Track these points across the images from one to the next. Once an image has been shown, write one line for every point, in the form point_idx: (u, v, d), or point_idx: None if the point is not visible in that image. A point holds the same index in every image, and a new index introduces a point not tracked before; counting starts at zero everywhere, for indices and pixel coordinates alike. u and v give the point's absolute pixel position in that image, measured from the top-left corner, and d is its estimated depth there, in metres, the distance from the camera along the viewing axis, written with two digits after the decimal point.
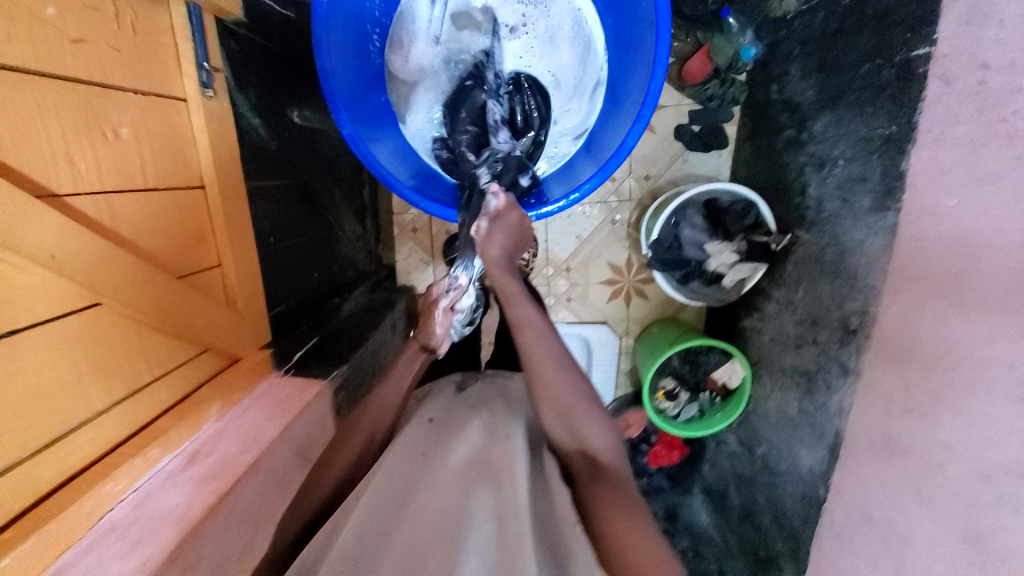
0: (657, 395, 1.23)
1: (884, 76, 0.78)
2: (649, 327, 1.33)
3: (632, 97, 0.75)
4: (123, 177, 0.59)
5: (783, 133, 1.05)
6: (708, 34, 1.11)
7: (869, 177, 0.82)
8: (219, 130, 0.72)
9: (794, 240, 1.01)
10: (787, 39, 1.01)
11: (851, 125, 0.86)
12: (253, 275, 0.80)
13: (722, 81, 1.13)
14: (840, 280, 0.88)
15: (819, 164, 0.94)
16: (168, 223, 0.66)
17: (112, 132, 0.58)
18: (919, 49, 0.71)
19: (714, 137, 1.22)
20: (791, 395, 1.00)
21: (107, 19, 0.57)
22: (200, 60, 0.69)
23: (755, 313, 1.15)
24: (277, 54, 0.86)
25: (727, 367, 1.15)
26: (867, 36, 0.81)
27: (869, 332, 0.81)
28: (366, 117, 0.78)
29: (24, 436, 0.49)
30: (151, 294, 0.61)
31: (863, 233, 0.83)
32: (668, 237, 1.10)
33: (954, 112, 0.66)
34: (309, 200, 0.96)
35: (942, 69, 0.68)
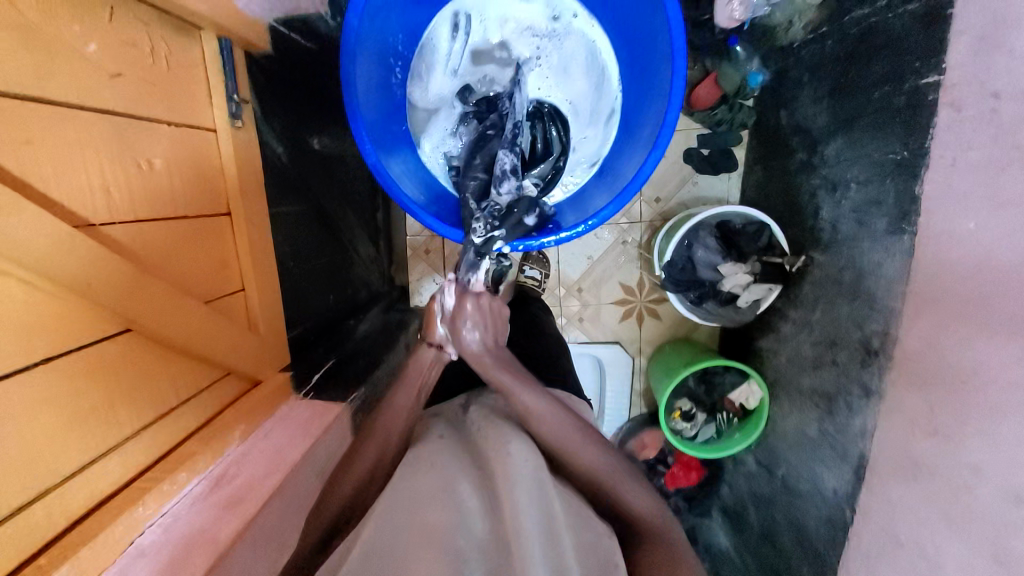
0: (673, 416, 1.21)
1: (895, 103, 0.80)
2: (662, 347, 1.33)
3: (648, 124, 0.76)
4: (155, 206, 0.61)
5: (795, 157, 1.06)
6: (716, 62, 1.13)
7: (884, 200, 0.83)
8: (247, 158, 0.74)
9: (808, 262, 1.02)
10: (796, 66, 1.03)
11: (865, 149, 0.87)
12: (274, 299, 0.81)
13: (729, 106, 1.16)
14: (858, 300, 0.88)
15: (832, 186, 0.95)
16: (196, 249, 0.67)
17: (146, 163, 0.60)
18: (929, 78, 0.73)
19: (722, 160, 1.23)
20: (811, 416, 0.99)
21: (145, 56, 0.60)
22: (230, 93, 0.71)
23: (770, 334, 1.15)
24: (304, 83, 0.89)
25: (744, 388, 1.14)
26: (877, 65, 0.83)
27: (891, 353, 0.80)
28: (389, 145, 0.81)
29: (54, 464, 0.49)
30: (180, 319, 0.62)
31: (880, 255, 0.83)
32: (681, 259, 1.10)
33: (966, 138, 0.67)
34: (327, 224, 0.97)
35: (953, 98, 0.69)
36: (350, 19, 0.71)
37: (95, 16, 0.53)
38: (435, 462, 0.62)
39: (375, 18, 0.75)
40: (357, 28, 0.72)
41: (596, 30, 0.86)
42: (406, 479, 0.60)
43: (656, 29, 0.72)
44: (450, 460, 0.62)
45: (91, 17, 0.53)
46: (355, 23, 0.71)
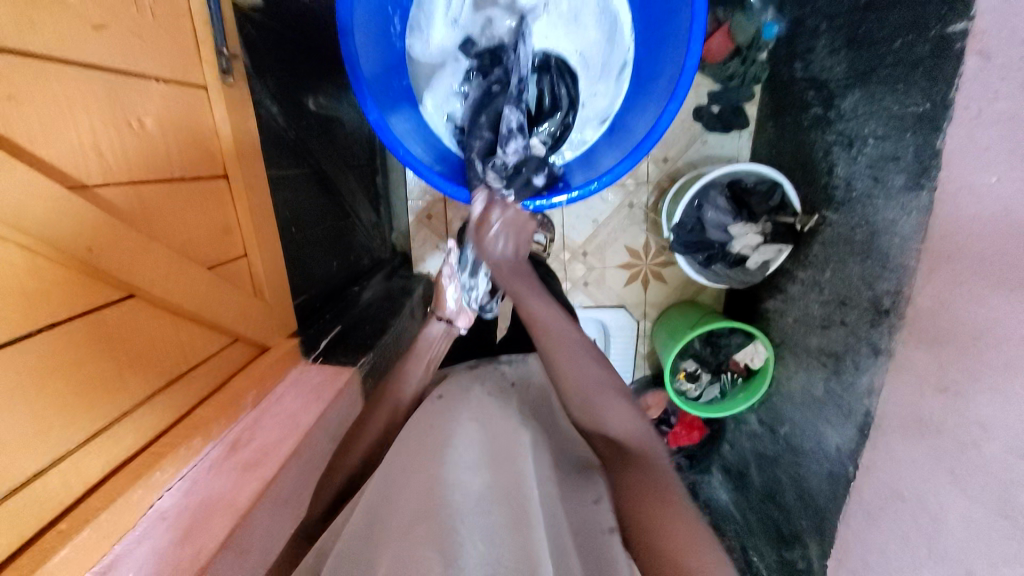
0: (677, 377, 1.23)
1: (918, 52, 0.76)
2: (668, 310, 1.33)
3: (663, 74, 0.72)
4: (150, 168, 0.59)
5: (809, 112, 1.02)
6: (728, 14, 1.09)
7: (902, 154, 0.80)
8: (240, 118, 0.71)
9: (821, 220, 0.99)
10: (813, 15, 0.97)
11: (882, 102, 0.83)
12: (278, 265, 0.80)
13: (743, 59, 1.10)
14: (870, 260, 0.87)
15: (848, 142, 0.91)
16: (196, 214, 0.65)
17: (138, 122, 0.57)
18: (956, 25, 0.69)
19: (733, 117, 1.19)
20: (817, 376, 1.00)
21: (126, 5, 0.56)
22: (219, 47, 0.67)
23: (777, 295, 1.14)
24: (298, 41, 0.84)
25: (750, 349, 1.14)
26: (898, 12, 0.78)
27: (902, 313, 0.80)
28: (391, 102, 0.77)
29: (68, 431, 0.49)
30: (182, 284, 0.61)
31: (895, 213, 0.81)
32: (691, 220, 1.07)
33: (993, 87, 0.64)
34: (328, 187, 0.95)
35: (981, 45, 0.65)
36: None
37: None
38: (434, 423, 0.63)
39: None
40: None
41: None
42: (408, 441, 0.62)
43: None
44: (450, 421, 0.63)
45: None
46: None
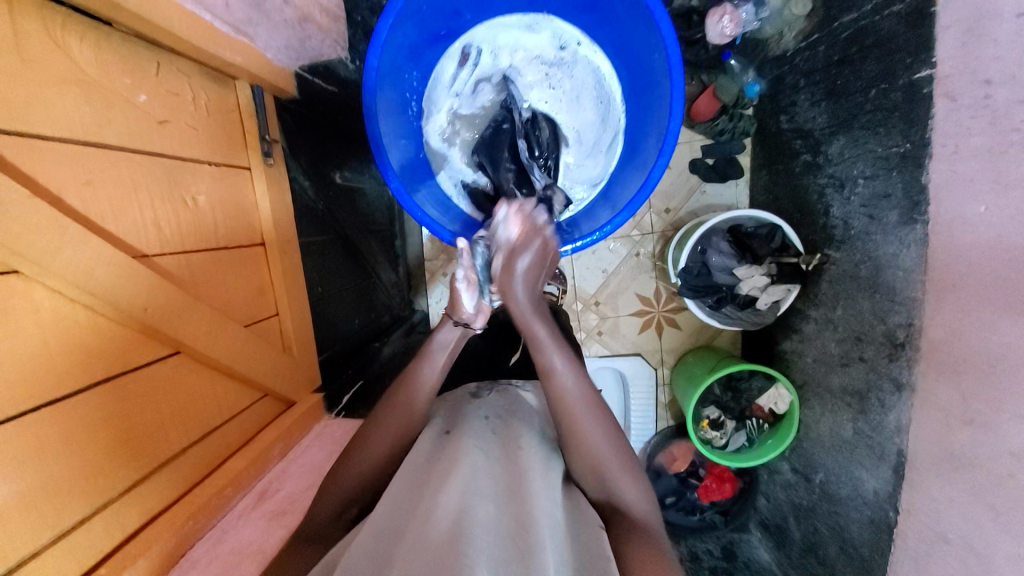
0: (701, 425, 1.20)
1: (892, 99, 0.82)
2: (684, 357, 1.33)
3: (651, 133, 0.80)
4: (200, 238, 0.65)
5: (799, 158, 1.08)
6: (713, 76, 1.17)
7: (892, 192, 0.84)
8: (277, 192, 0.80)
9: (824, 258, 1.01)
10: (791, 72, 1.07)
11: (867, 145, 0.89)
12: (306, 324, 0.85)
13: (731, 116, 1.19)
14: (880, 294, 0.88)
15: (839, 184, 0.96)
16: (235, 277, 0.72)
17: (191, 199, 0.64)
18: (923, 72, 0.76)
19: (728, 167, 1.25)
20: (844, 416, 0.97)
21: (186, 103, 0.64)
22: (262, 134, 0.77)
23: (792, 335, 1.13)
24: (323, 123, 0.95)
25: (772, 393, 1.12)
26: (871, 64, 0.86)
27: (918, 344, 0.80)
28: (408, 172, 0.84)
29: (110, 480, 0.52)
30: (221, 341, 0.66)
31: (895, 247, 0.84)
32: (696, 265, 1.10)
33: (966, 125, 0.69)
34: (353, 250, 1.03)
35: (948, 87, 0.72)
36: (370, 60, 0.75)
37: (147, 71, 0.59)
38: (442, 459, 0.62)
39: (393, 54, 0.79)
40: (377, 67, 0.76)
41: (598, 56, 0.90)
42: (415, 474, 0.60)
43: (651, 47, 0.77)
44: (456, 454, 0.62)
45: (142, 71, 0.58)
46: (375, 63, 0.75)
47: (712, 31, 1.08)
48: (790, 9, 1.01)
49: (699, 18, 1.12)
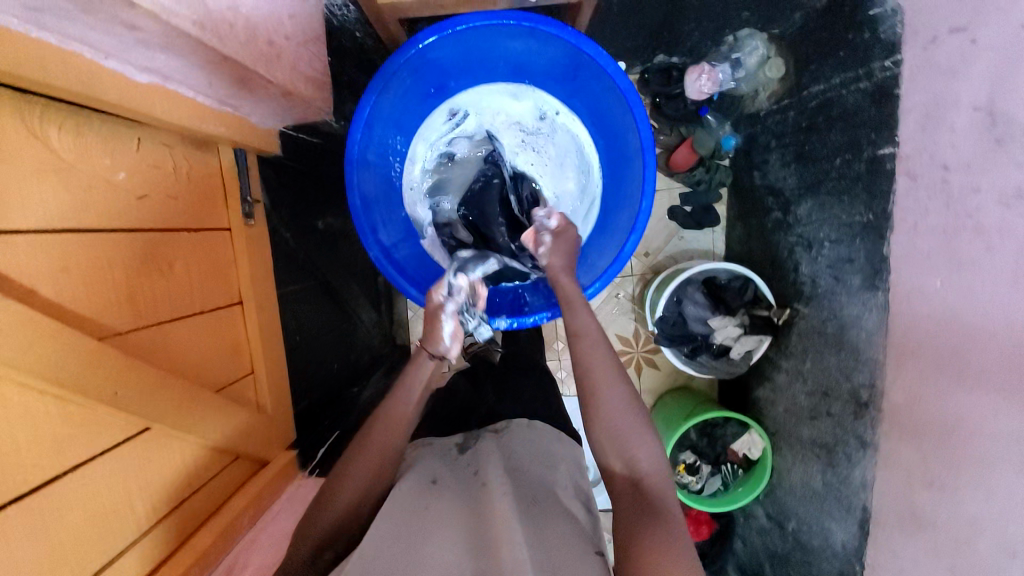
0: (678, 470, 1.20)
1: (855, 170, 0.87)
2: (663, 397, 1.35)
3: (626, 209, 0.82)
4: (176, 307, 0.65)
5: (771, 215, 1.13)
6: (691, 129, 1.22)
7: (855, 257, 0.87)
8: (257, 251, 0.80)
9: (794, 313, 1.04)
10: (763, 132, 1.14)
11: (833, 211, 0.93)
12: (281, 379, 0.85)
13: (708, 167, 1.23)
14: (844, 352, 0.91)
15: (808, 244, 1.00)
16: (209, 340, 0.71)
17: (169, 268, 0.64)
18: (885, 149, 0.80)
19: (705, 215, 1.29)
20: (813, 466, 1.00)
21: (167, 173, 0.65)
22: (243, 195, 0.77)
23: (766, 384, 1.16)
24: (302, 175, 0.94)
25: (746, 439, 1.14)
26: (836, 133, 0.91)
27: (880, 406, 0.83)
28: (393, 235, 0.86)
29: (73, 567, 0.51)
30: (192, 410, 0.65)
31: (858, 309, 0.87)
32: (672, 314, 1.13)
33: (924, 204, 0.73)
34: (332, 297, 1.03)
35: (908, 166, 0.76)
36: (353, 135, 0.76)
37: (127, 147, 0.59)
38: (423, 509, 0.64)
39: (373, 127, 0.80)
40: (359, 141, 0.77)
41: (577, 125, 0.92)
42: (397, 517, 0.62)
43: (627, 129, 0.80)
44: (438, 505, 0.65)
45: (122, 148, 0.58)
46: (357, 138, 0.77)
47: (691, 87, 1.15)
48: (765, 72, 1.08)
49: (679, 75, 1.19)
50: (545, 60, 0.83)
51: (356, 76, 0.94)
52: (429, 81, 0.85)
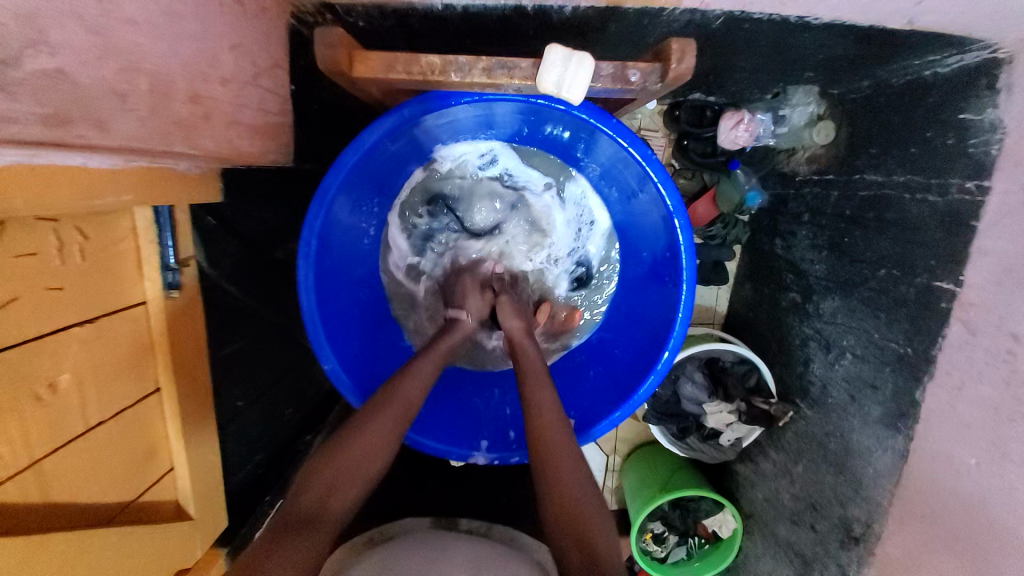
0: (643, 536, 1.15)
1: (900, 291, 0.78)
2: (640, 450, 1.25)
3: (651, 329, 0.81)
4: (60, 433, 0.50)
5: (787, 295, 1.03)
6: (715, 176, 1.10)
7: (879, 386, 0.80)
8: (185, 327, 0.64)
9: (795, 412, 0.98)
10: (795, 200, 1.03)
11: (864, 323, 0.85)
12: (213, 464, 0.71)
13: (725, 223, 1.13)
14: (843, 476, 0.85)
15: (824, 345, 0.93)
16: (112, 454, 0.57)
17: (49, 388, 0.49)
18: (943, 283, 0.71)
19: (714, 272, 1.18)
20: (784, 570, 0.97)
21: (47, 260, 0.47)
22: (166, 262, 0.60)
23: (748, 463, 1.11)
24: (266, 212, 0.77)
25: (718, 517, 1.10)
26: (885, 240, 0.82)
27: (872, 546, 0.79)
28: (340, 315, 0.78)
29: None
30: (85, 560, 0.52)
31: (869, 442, 0.81)
32: (667, 392, 1.06)
33: (978, 368, 0.65)
34: (285, 342, 0.85)
35: (968, 315, 0.67)
36: (314, 216, 0.69)
37: None
38: None
39: (345, 200, 0.73)
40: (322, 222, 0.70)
41: (596, 207, 0.89)
42: None
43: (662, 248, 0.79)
44: None
45: None
46: (320, 219, 0.70)
47: (725, 137, 1.02)
48: (811, 134, 0.97)
49: (713, 116, 1.04)
50: (578, 136, 0.78)
51: (323, 94, 0.79)
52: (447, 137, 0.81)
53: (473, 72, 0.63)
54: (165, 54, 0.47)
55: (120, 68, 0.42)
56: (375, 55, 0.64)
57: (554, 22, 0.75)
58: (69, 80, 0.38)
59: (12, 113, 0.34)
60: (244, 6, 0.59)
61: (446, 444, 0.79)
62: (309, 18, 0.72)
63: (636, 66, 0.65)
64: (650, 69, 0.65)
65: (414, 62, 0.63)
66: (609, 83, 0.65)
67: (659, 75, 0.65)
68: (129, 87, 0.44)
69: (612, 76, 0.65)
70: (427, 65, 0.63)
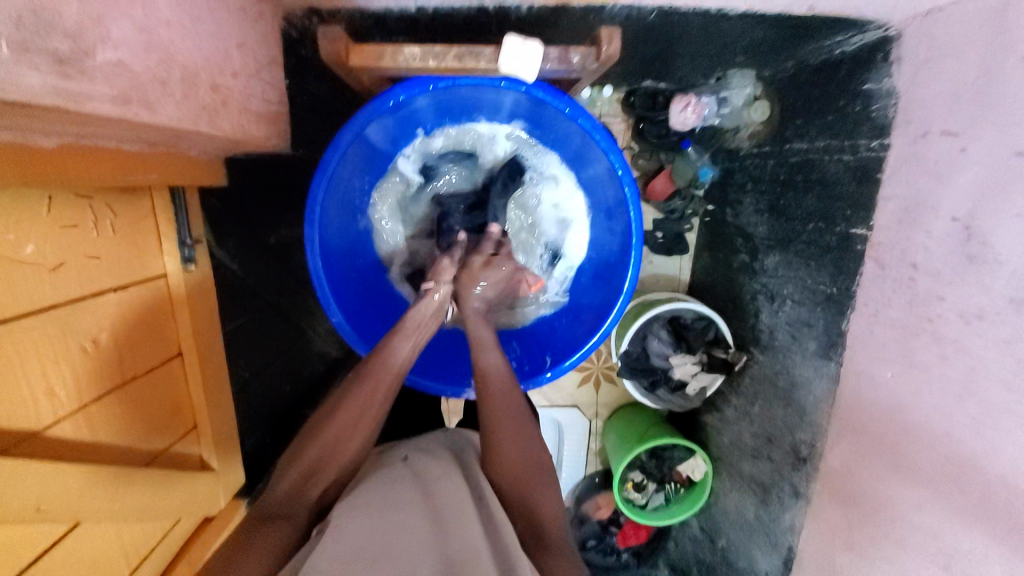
0: (625, 486, 1.24)
1: (826, 240, 0.90)
2: (618, 412, 1.36)
3: (610, 281, 0.92)
4: (102, 383, 0.58)
5: (738, 256, 1.15)
6: (671, 156, 1.21)
7: (814, 323, 0.92)
8: (199, 296, 0.72)
9: (750, 358, 1.10)
10: (741, 171, 1.15)
11: (799, 272, 0.97)
12: (229, 423, 0.80)
13: (682, 198, 1.24)
14: (791, 407, 0.97)
15: (770, 296, 1.04)
16: (145, 407, 0.65)
17: (91, 343, 0.57)
18: (858, 228, 0.83)
19: (675, 243, 1.30)
20: (748, 499, 1.08)
21: (86, 232, 0.56)
22: (182, 238, 0.69)
23: (713, 412, 1.22)
24: (265, 197, 0.86)
25: (691, 462, 1.21)
26: (811, 198, 0.94)
27: (818, 463, 0.90)
28: (343, 279, 0.87)
29: None
30: (133, 494, 0.60)
31: (810, 373, 0.93)
32: (636, 348, 1.16)
33: (888, 295, 0.77)
34: (284, 317, 0.92)
35: (877, 253, 0.80)
36: (315, 194, 0.78)
37: (34, 212, 0.49)
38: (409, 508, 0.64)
39: (342, 176, 0.82)
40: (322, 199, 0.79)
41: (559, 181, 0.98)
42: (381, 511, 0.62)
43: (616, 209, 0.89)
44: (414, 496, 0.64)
45: (29, 218, 0.49)
46: (320, 197, 0.78)
47: (676, 118, 1.12)
48: (750, 113, 1.09)
49: (665, 100, 1.14)
50: (539, 115, 0.88)
51: (312, 89, 0.88)
52: (418, 123, 0.90)
53: (447, 58, 0.75)
54: (192, 50, 0.55)
55: (162, 60, 0.50)
56: (367, 48, 0.76)
57: (513, 18, 0.87)
58: (127, 71, 0.46)
59: (89, 93, 0.42)
60: (247, 11, 0.67)
61: (439, 383, 0.86)
62: (297, 21, 0.81)
63: (576, 50, 0.77)
64: (587, 52, 0.77)
65: (400, 53, 0.75)
66: (557, 63, 0.77)
67: (594, 57, 0.78)
68: (168, 77, 0.52)
69: (558, 58, 0.77)
70: (409, 54, 0.75)
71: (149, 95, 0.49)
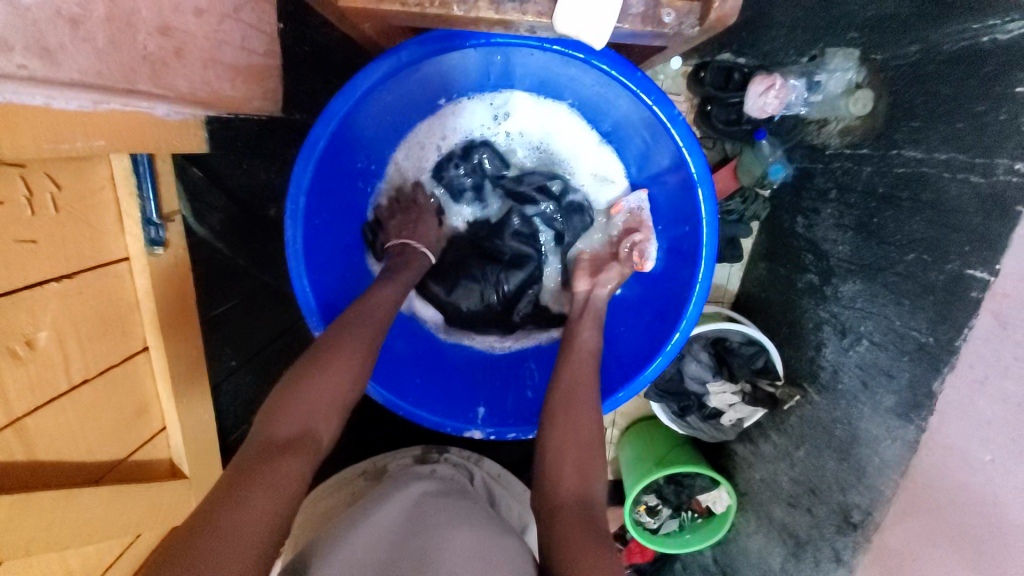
0: (636, 508, 1.15)
1: (928, 278, 0.74)
2: (638, 423, 1.25)
3: (665, 309, 0.78)
4: (39, 394, 0.55)
5: (804, 275, 0.99)
6: (738, 146, 1.06)
7: (895, 375, 0.77)
8: (169, 291, 0.70)
9: (801, 397, 0.96)
10: (823, 174, 0.95)
11: (884, 308, 0.81)
12: (206, 425, 0.79)
13: (743, 197, 1.07)
14: (847, 463, 0.83)
15: (840, 330, 0.89)
16: (94, 415, 0.63)
17: (26, 345, 0.54)
18: (976, 271, 0.66)
19: (729, 249, 1.14)
20: (776, 548, 0.98)
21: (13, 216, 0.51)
22: (147, 218, 0.65)
23: (747, 443, 1.10)
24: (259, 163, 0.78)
25: (713, 494, 1.10)
26: (918, 222, 0.76)
27: (870, 534, 0.78)
28: (331, 272, 0.76)
29: None
30: (72, 513, 0.58)
31: (878, 431, 0.78)
32: (671, 369, 1.05)
33: (1004, 362, 0.61)
34: (277, 299, 0.83)
35: (997, 306, 0.63)
36: (299, 178, 0.67)
37: None
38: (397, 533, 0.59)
39: (334, 158, 0.71)
40: (308, 183, 0.68)
41: (610, 158, 0.86)
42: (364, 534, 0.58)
43: (685, 220, 0.75)
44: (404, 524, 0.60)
45: None
46: (305, 181, 0.67)
47: (754, 103, 0.96)
48: (846, 103, 0.88)
49: (740, 79, 0.99)
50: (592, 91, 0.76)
51: (316, 37, 0.78)
52: (440, 92, 0.78)
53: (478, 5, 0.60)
54: None
55: None
56: None
57: None
58: None
59: None
60: None
61: (441, 417, 0.77)
62: None
63: (670, 6, 0.62)
64: (686, 9, 0.62)
65: None
66: (638, 22, 0.62)
67: (696, 17, 0.62)
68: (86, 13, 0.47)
69: (642, 15, 0.62)
70: None
71: (48, 38, 0.45)
